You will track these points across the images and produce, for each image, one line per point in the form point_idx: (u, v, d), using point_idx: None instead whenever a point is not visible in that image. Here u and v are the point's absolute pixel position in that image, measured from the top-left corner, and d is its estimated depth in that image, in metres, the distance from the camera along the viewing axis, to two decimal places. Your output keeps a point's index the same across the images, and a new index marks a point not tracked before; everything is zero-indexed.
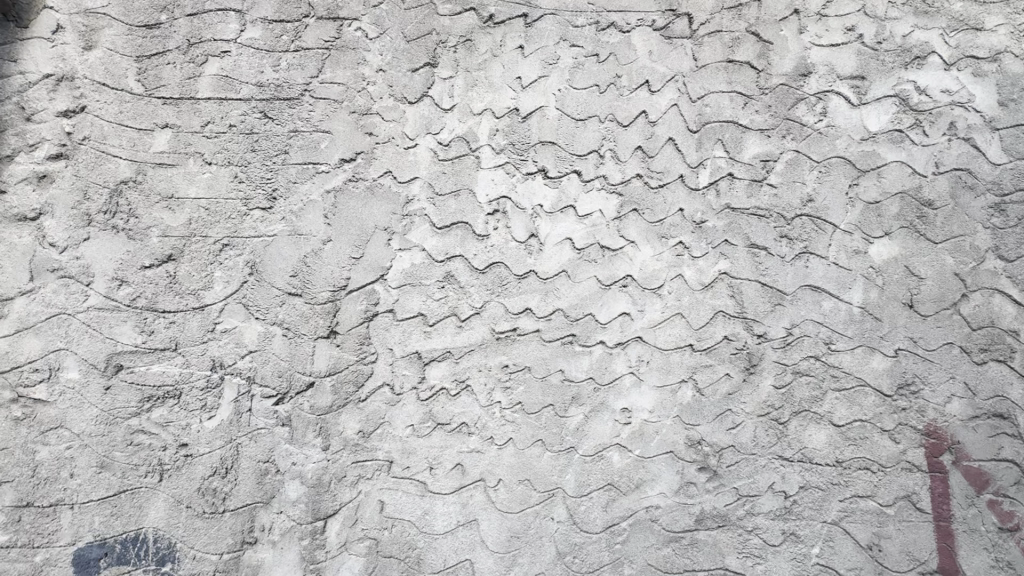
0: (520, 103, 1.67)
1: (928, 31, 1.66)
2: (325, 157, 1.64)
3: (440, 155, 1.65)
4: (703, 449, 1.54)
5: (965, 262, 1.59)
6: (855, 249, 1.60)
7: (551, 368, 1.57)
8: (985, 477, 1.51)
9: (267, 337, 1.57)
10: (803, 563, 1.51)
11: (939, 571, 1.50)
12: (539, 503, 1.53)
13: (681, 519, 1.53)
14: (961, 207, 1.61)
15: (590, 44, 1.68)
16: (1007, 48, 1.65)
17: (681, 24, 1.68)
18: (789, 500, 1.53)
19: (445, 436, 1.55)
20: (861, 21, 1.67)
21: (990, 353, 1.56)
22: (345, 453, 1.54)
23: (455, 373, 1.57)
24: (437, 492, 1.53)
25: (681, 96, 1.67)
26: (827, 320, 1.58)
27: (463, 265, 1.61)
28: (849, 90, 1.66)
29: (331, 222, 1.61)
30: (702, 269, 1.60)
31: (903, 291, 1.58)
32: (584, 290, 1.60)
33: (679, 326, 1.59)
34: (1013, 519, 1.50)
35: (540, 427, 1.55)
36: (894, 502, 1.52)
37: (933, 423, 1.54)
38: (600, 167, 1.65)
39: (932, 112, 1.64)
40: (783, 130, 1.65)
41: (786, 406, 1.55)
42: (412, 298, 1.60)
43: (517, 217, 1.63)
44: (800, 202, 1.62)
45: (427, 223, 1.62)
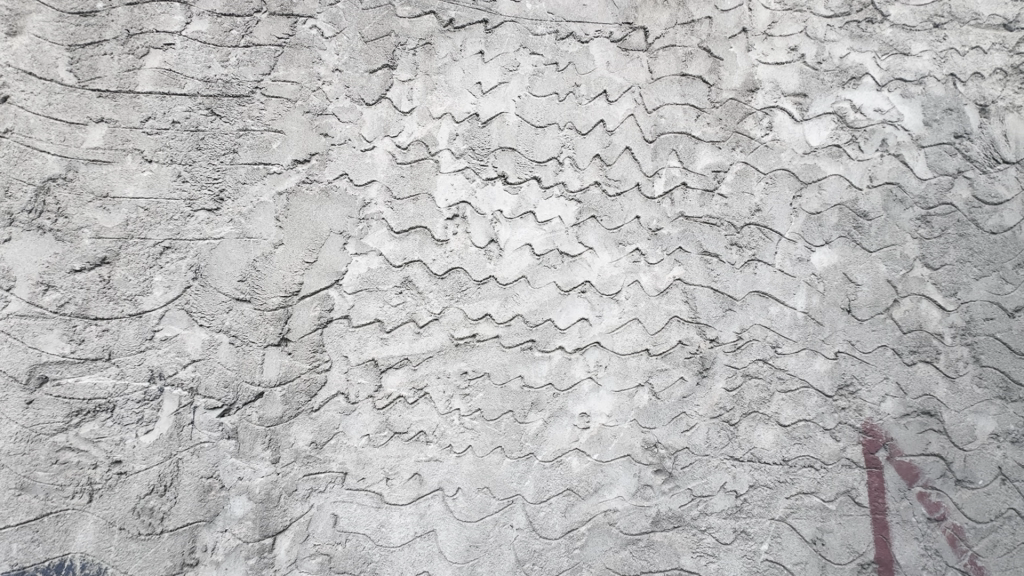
0: (480, 108, 1.67)
1: (863, 54, 1.78)
2: (277, 158, 1.58)
3: (397, 158, 1.62)
4: (658, 451, 1.58)
5: (896, 270, 1.70)
6: (799, 256, 1.69)
7: (510, 374, 1.56)
8: (915, 471, 1.62)
9: (212, 345, 1.49)
10: (753, 559, 1.56)
11: (876, 562, 1.58)
12: (498, 511, 1.51)
13: (638, 521, 1.55)
14: (892, 218, 1.72)
15: (550, 53, 1.71)
16: (931, 72, 1.79)
17: (637, 37, 1.73)
18: (740, 499, 1.58)
19: (402, 445, 1.51)
20: (803, 42, 1.77)
21: (919, 355, 1.67)
22: (296, 466, 1.47)
23: (413, 380, 1.54)
24: (394, 503, 1.49)
25: (637, 107, 1.71)
26: (774, 324, 1.65)
27: (422, 270, 1.58)
28: (792, 106, 1.75)
29: (283, 225, 1.55)
30: (658, 275, 1.65)
31: (842, 297, 1.68)
32: (544, 296, 1.61)
33: (635, 331, 1.62)
34: (939, 509, 1.61)
35: (499, 434, 1.54)
36: (836, 497, 1.59)
37: (869, 421, 1.63)
38: (560, 174, 1.66)
39: (866, 129, 1.75)
40: (733, 142, 1.72)
41: (736, 408, 1.61)
42: (368, 303, 1.55)
43: (477, 222, 1.62)
44: (749, 212, 1.69)
45: (385, 227, 1.59)
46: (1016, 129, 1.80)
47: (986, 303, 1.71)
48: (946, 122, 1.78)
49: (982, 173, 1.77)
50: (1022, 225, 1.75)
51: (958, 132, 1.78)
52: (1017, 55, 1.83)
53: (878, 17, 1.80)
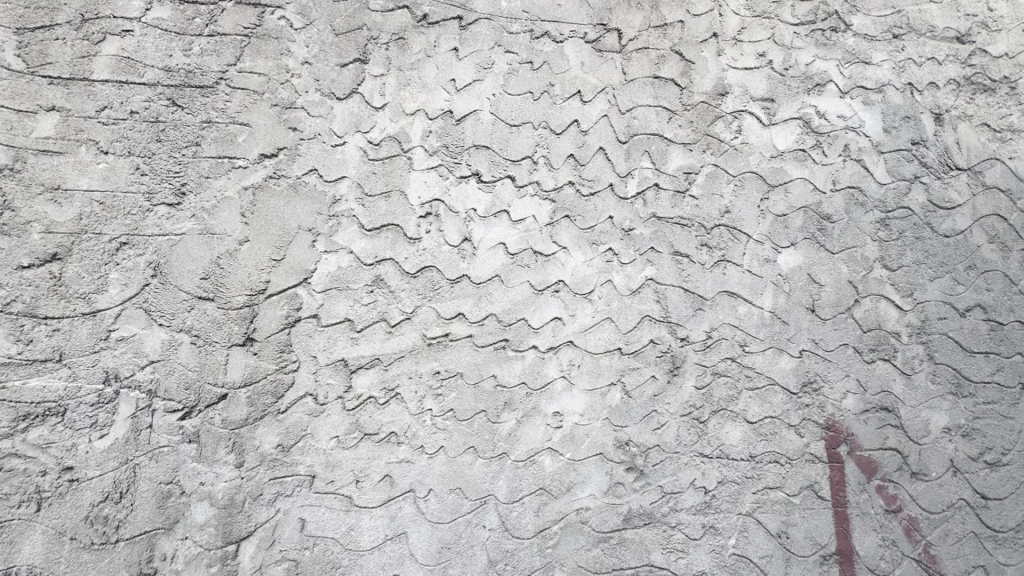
0: (454, 105, 1.65)
1: (827, 61, 1.84)
2: (243, 152, 1.53)
3: (369, 154, 1.59)
4: (630, 449, 1.59)
5: (857, 271, 1.76)
6: (767, 257, 1.73)
7: (483, 374, 1.55)
8: (874, 464, 1.68)
9: (172, 345, 1.43)
10: (721, 554, 1.59)
11: (837, 553, 1.63)
12: (470, 512, 1.50)
13: (609, 519, 1.56)
14: (853, 221, 1.78)
15: (524, 51, 1.70)
16: (890, 81, 1.86)
17: (611, 39, 1.75)
18: (709, 495, 1.61)
19: (372, 446, 1.48)
20: (771, 48, 1.82)
21: (878, 353, 1.73)
22: (262, 469, 1.43)
23: (384, 381, 1.51)
24: (364, 506, 1.46)
25: (611, 108, 1.73)
26: (742, 324, 1.69)
27: (394, 269, 1.56)
28: (760, 111, 1.79)
29: (248, 221, 1.50)
30: (630, 274, 1.66)
31: (806, 297, 1.73)
32: (517, 295, 1.60)
33: (608, 330, 1.63)
34: (896, 500, 1.67)
35: (471, 434, 1.53)
36: (799, 492, 1.64)
37: (831, 417, 1.68)
38: (534, 173, 1.66)
39: (830, 134, 1.81)
40: (703, 145, 1.75)
41: (706, 406, 1.64)
42: (338, 302, 1.52)
43: (450, 221, 1.60)
44: (718, 213, 1.73)
45: (355, 224, 1.56)
46: (968, 137, 1.88)
47: (940, 304, 1.79)
48: (904, 129, 1.85)
49: (937, 179, 1.85)
50: (972, 229, 1.84)
51: (915, 139, 1.85)
52: (969, 67, 1.92)
53: (841, 26, 1.86)
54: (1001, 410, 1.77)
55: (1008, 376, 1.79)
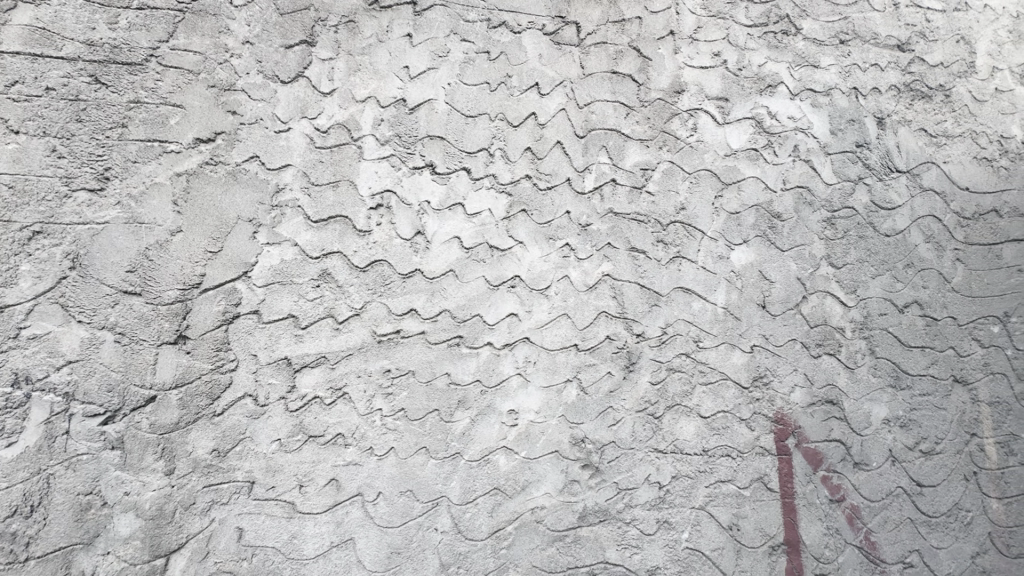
0: (407, 93, 1.59)
1: (778, 63, 1.88)
2: (175, 135, 1.42)
3: (316, 142, 1.51)
4: (586, 446, 1.58)
5: (805, 268, 1.81)
6: (720, 254, 1.75)
7: (436, 372, 1.50)
8: (820, 456, 1.73)
9: (93, 344, 1.31)
10: (674, 548, 1.60)
11: (785, 543, 1.67)
12: (422, 515, 1.45)
13: (565, 517, 1.54)
14: (802, 220, 1.83)
15: (481, 41, 1.66)
16: (837, 85, 1.93)
17: (569, 32, 1.73)
18: (663, 490, 1.61)
19: (317, 449, 1.41)
20: (725, 48, 1.84)
21: (823, 348, 1.79)
22: (195, 476, 1.33)
23: (331, 380, 1.44)
24: (308, 512, 1.39)
25: (569, 102, 1.71)
26: (696, 320, 1.70)
27: (342, 262, 1.49)
28: (715, 109, 1.82)
29: (181, 210, 1.40)
30: (587, 270, 1.65)
31: (757, 293, 1.76)
32: (472, 291, 1.56)
33: (564, 326, 1.61)
34: (840, 490, 1.73)
35: (423, 434, 1.47)
36: (750, 484, 1.67)
37: (780, 410, 1.73)
38: (490, 166, 1.62)
39: (781, 135, 1.85)
40: (660, 141, 1.76)
41: (660, 401, 1.64)
42: (281, 297, 1.44)
43: (403, 213, 1.54)
44: (674, 210, 1.74)
45: (300, 215, 1.47)
46: (908, 141, 1.97)
47: (881, 300, 1.86)
48: (850, 131, 1.92)
49: (879, 180, 1.92)
50: (911, 229, 1.93)
51: (859, 141, 1.92)
52: (908, 74, 2.01)
53: (792, 29, 1.91)
54: (935, 402, 1.86)
55: (942, 369, 1.88)
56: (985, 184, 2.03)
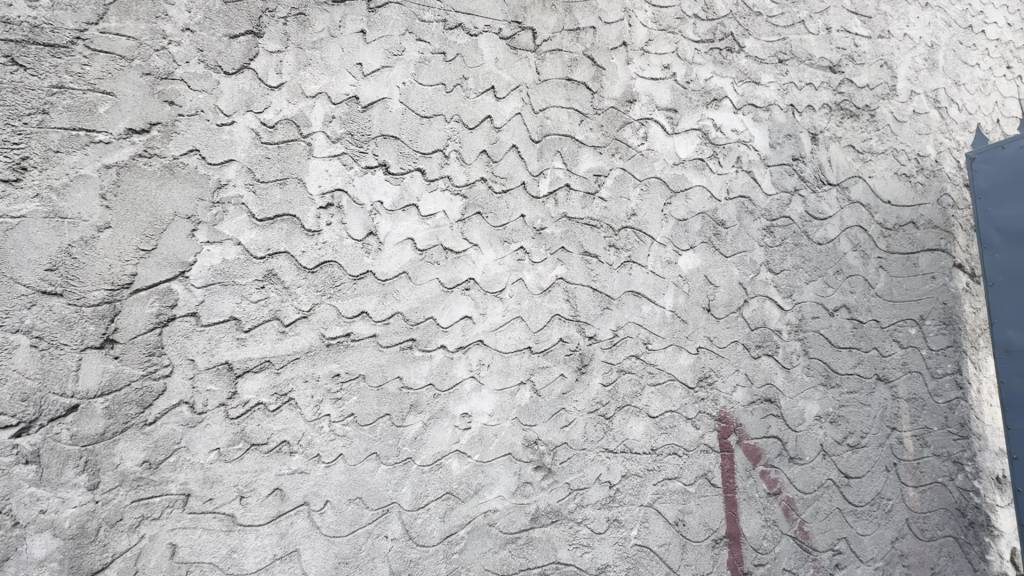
0: (360, 91, 1.56)
1: (723, 78, 1.98)
2: (104, 124, 1.32)
3: (262, 137, 1.45)
4: (538, 448, 1.59)
5: (747, 274, 1.91)
6: (668, 259, 1.82)
7: (388, 376, 1.47)
8: (759, 452, 1.82)
9: (4, 349, 1.20)
10: (624, 546, 1.63)
11: (727, 536, 1.74)
12: (371, 522, 1.41)
13: (517, 519, 1.54)
14: (743, 228, 1.93)
15: (437, 41, 1.65)
16: (775, 101, 2.05)
17: (526, 37, 1.76)
18: (613, 489, 1.65)
19: (259, 458, 1.34)
20: (674, 61, 1.92)
21: (762, 349, 1.89)
22: (122, 491, 1.24)
23: (276, 386, 1.38)
24: (249, 524, 1.32)
25: (525, 106, 1.72)
26: (646, 323, 1.76)
27: (288, 262, 1.43)
28: (664, 119, 1.88)
29: (111, 204, 1.31)
30: (541, 274, 1.67)
31: (702, 297, 1.84)
32: (426, 293, 1.54)
33: (518, 328, 1.62)
34: (777, 484, 1.83)
35: (374, 440, 1.44)
36: (695, 481, 1.74)
37: (723, 409, 1.81)
38: (445, 167, 1.61)
39: (725, 146, 1.95)
40: (612, 149, 1.81)
41: (611, 402, 1.68)
42: (222, 298, 1.36)
43: (354, 213, 1.51)
44: (626, 215, 1.79)
45: (244, 212, 1.41)
46: (838, 156, 2.12)
47: (814, 304, 1.99)
48: (787, 145, 2.04)
49: (813, 192, 2.06)
50: (840, 238, 2.07)
51: (795, 155, 2.05)
52: (838, 94, 2.17)
53: (735, 47, 2.02)
54: (861, 398, 2.00)
55: (867, 368, 2.03)
56: (904, 198, 2.21)
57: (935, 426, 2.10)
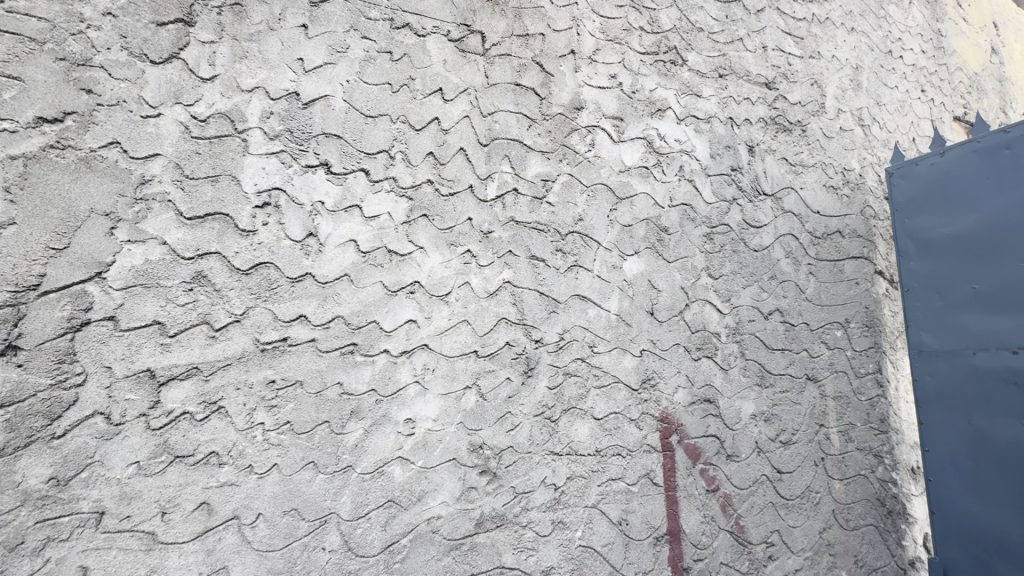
0: (301, 87, 1.50)
1: (667, 90, 2.06)
2: (9, 112, 1.21)
3: (192, 131, 1.37)
4: (484, 452, 1.58)
5: (688, 279, 1.98)
6: (614, 264, 1.86)
7: (328, 382, 1.43)
8: (698, 450, 1.89)
9: None
10: (568, 547, 1.65)
11: (668, 534, 1.79)
12: (308, 534, 1.35)
13: (461, 525, 1.52)
14: (685, 234, 2.00)
15: (383, 40, 1.62)
16: (715, 114, 2.14)
17: (475, 41, 1.76)
18: (558, 491, 1.66)
19: (184, 471, 1.26)
20: (621, 72, 1.98)
21: (702, 351, 1.96)
22: (25, 511, 1.13)
23: (204, 394, 1.31)
24: (171, 542, 1.23)
25: (473, 109, 1.72)
26: (591, 326, 1.79)
27: (220, 264, 1.36)
28: (611, 128, 1.93)
29: (16, 199, 1.20)
30: (488, 277, 1.66)
31: (646, 301, 1.89)
32: (369, 296, 1.50)
33: (464, 332, 1.61)
34: (715, 481, 1.90)
35: (311, 448, 1.39)
36: (638, 481, 1.78)
37: (665, 410, 1.86)
38: (390, 168, 1.58)
39: (669, 155, 2.02)
40: (560, 154, 1.83)
41: (557, 405, 1.70)
42: (145, 301, 1.28)
43: (293, 214, 1.45)
44: (572, 221, 1.81)
45: (171, 210, 1.33)
46: (772, 168, 2.24)
47: (750, 308, 2.09)
48: (726, 156, 2.13)
49: (750, 201, 2.16)
50: (774, 245, 2.18)
51: (734, 166, 2.14)
52: (773, 109, 2.29)
53: (679, 60, 2.10)
54: (792, 397, 2.11)
55: (798, 368, 2.15)
56: (831, 208, 2.36)
57: (858, 422, 2.25)
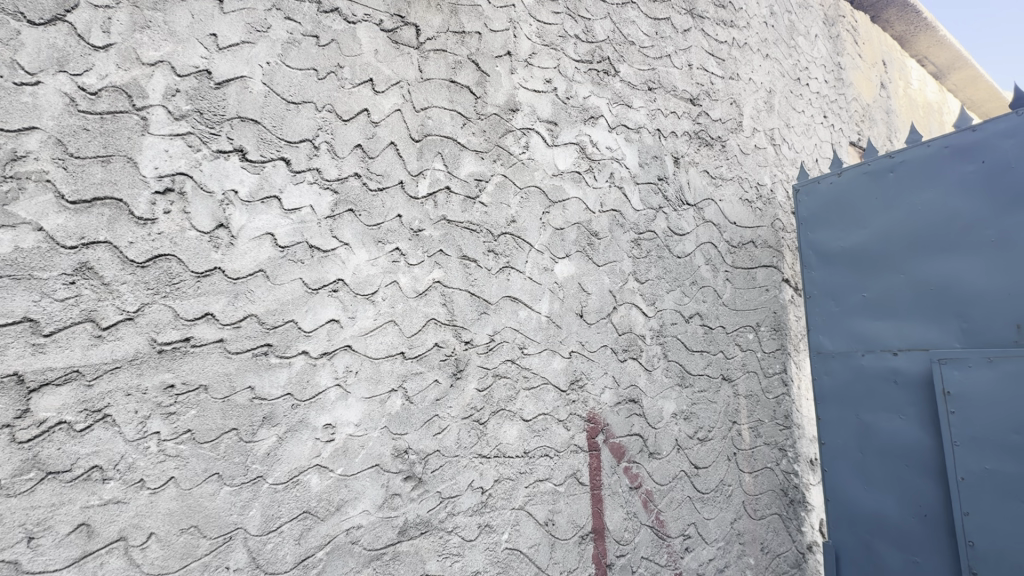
0: (214, 65, 1.38)
1: (600, 98, 2.11)
2: None
3: (80, 105, 1.22)
4: (409, 457, 1.53)
5: (616, 282, 2.04)
6: (545, 266, 1.87)
7: (236, 386, 1.32)
8: (622, 448, 1.95)
9: None
10: (494, 551, 1.63)
11: (593, 532, 1.83)
12: (209, 554, 1.24)
13: (383, 534, 1.46)
14: (615, 239, 2.06)
15: (309, 23, 1.54)
16: (644, 125, 2.23)
17: (409, 33, 1.71)
18: (485, 494, 1.64)
19: (58, 489, 1.11)
20: (556, 77, 2.00)
21: (628, 353, 2.03)
22: None
23: (86, 401, 1.16)
24: (39, 572, 1.08)
25: (405, 103, 1.67)
26: (522, 327, 1.79)
27: (109, 255, 1.21)
28: (546, 131, 1.95)
29: None
30: (417, 277, 1.61)
31: (576, 303, 1.92)
32: (286, 294, 1.41)
33: (390, 333, 1.55)
34: (638, 478, 1.96)
35: (216, 459, 1.27)
36: (564, 480, 1.80)
37: (592, 410, 1.90)
38: (314, 159, 1.49)
39: (600, 162, 2.07)
40: (494, 155, 1.82)
41: (486, 407, 1.68)
42: (13, 295, 1.11)
43: (201, 202, 1.33)
44: (505, 222, 1.81)
45: (49, 192, 1.17)
46: (695, 179, 2.36)
47: (673, 312, 2.19)
48: (654, 166, 2.23)
49: (674, 210, 2.27)
50: (696, 252, 2.31)
51: (660, 176, 2.24)
52: (697, 124, 2.43)
53: (611, 71, 2.17)
54: (709, 396, 2.24)
55: (714, 369, 2.28)
56: (746, 220, 2.54)
57: (766, 419, 2.43)
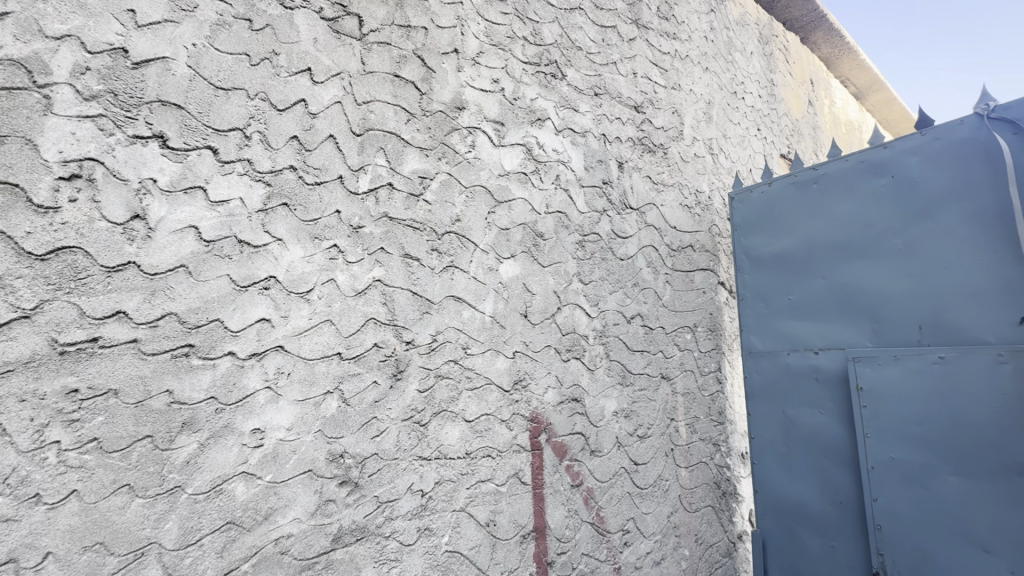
0: (131, 44, 1.28)
1: (547, 101, 2.13)
2: None
3: None
4: (344, 462, 1.48)
5: (561, 283, 2.07)
6: (490, 266, 1.87)
7: (152, 390, 1.23)
8: (564, 447, 1.97)
9: None
10: (434, 554, 1.61)
11: (534, 530, 1.84)
12: (116, 572, 1.14)
13: (315, 543, 1.40)
14: (560, 241, 2.09)
15: (242, 6, 1.46)
16: (590, 129, 2.28)
17: (351, 24, 1.66)
18: (425, 497, 1.61)
19: None
20: (503, 77, 2.01)
21: (571, 352, 2.06)
22: None
23: None
24: None
25: (346, 95, 1.61)
26: (465, 327, 1.77)
27: (2, 246, 1.10)
28: (492, 131, 1.94)
29: None
30: (356, 275, 1.56)
31: (521, 303, 1.93)
32: (211, 291, 1.33)
33: (327, 333, 1.49)
34: (579, 476, 2.00)
35: (127, 469, 1.18)
36: (506, 480, 1.80)
37: (535, 410, 1.91)
38: (244, 149, 1.41)
39: (547, 164, 2.09)
40: (439, 153, 1.80)
41: (427, 408, 1.65)
42: None
43: (114, 191, 1.23)
44: (449, 220, 1.79)
45: None
46: (638, 184, 2.44)
47: (615, 312, 2.24)
48: (599, 170, 2.28)
49: (617, 213, 2.32)
50: (637, 255, 2.38)
51: (605, 180, 2.29)
52: (640, 130, 2.50)
53: (559, 74, 2.20)
54: (648, 394, 2.31)
55: (653, 367, 2.36)
56: (685, 225, 2.64)
57: (701, 415, 2.54)
